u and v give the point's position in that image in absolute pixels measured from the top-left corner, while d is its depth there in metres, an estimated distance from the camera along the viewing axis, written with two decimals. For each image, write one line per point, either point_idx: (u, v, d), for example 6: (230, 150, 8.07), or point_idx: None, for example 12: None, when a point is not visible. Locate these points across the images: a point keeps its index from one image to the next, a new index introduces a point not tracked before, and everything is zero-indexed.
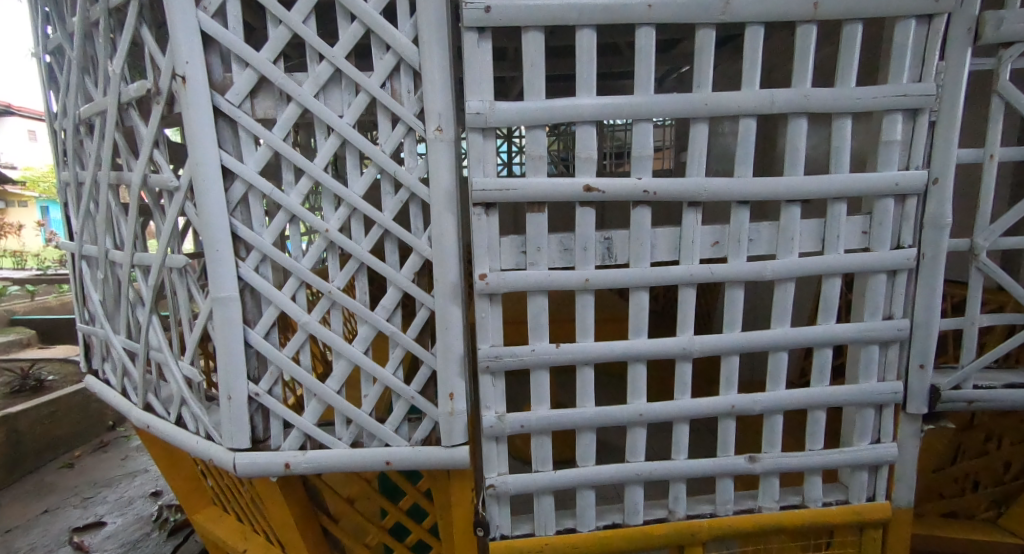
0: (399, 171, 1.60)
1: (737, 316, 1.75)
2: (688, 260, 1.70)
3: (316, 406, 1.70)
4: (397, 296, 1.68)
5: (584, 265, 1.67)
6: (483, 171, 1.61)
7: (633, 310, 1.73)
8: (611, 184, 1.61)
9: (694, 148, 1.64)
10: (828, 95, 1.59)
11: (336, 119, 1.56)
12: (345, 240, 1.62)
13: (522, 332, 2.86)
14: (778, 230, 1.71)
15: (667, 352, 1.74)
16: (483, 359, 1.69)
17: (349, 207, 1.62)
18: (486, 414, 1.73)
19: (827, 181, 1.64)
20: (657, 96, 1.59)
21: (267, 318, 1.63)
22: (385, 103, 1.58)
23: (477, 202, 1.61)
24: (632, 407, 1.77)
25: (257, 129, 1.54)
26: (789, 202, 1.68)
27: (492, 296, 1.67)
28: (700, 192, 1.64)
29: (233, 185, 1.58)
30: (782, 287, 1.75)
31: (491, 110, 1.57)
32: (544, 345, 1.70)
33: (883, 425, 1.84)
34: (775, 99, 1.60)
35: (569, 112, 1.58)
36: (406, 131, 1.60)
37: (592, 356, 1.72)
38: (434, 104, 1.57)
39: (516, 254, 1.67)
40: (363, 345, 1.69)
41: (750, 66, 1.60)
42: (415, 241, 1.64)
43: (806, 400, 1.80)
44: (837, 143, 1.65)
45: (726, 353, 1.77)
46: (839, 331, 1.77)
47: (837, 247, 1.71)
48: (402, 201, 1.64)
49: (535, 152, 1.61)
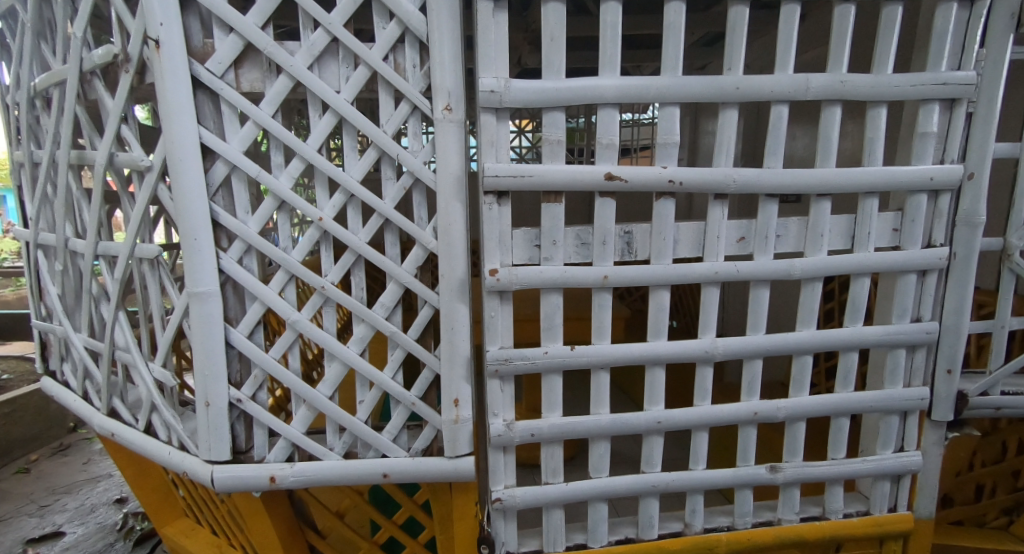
0: (403, 155, 1.45)
1: (762, 317, 1.65)
2: (712, 257, 1.58)
3: (306, 414, 1.53)
4: (397, 293, 1.53)
5: (603, 261, 1.54)
6: (495, 156, 1.47)
7: (652, 309, 1.61)
8: (635, 173, 1.48)
9: (723, 135, 1.51)
10: (865, 82, 1.49)
11: (332, 95, 1.38)
12: (341, 230, 1.45)
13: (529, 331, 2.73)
14: (807, 226, 1.61)
15: (689, 355, 1.62)
16: (492, 362, 1.55)
17: (346, 193, 1.46)
18: (494, 422, 1.59)
19: (861, 175, 1.55)
20: (685, 78, 1.46)
21: (251, 315, 1.45)
22: (388, 78, 1.41)
23: (489, 190, 1.47)
24: (649, 414, 1.65)
25: (242, 103, 1.35)
26: (819, 196, 1.58)
27: (503, 293, 1.53)
28: (728, 183, 1.52)
29: (213, 166, 1.39)
30: (809, 287, 1.64)
31: (506, 88, 1.42)
32: (557, 347, 1.57)
33: (907, 433, 1.75)
34: (809, 85, 1.48)
35: (591, 92, 1.44)
36: (410, 110, 1.44)
37: (609, 359, 1.59)
38: (444, 81, 1.41)
39: (529, 248, 1.54)
40: (359, 346, 1.53)
41: (784, 50, 1.49)
42: (418, 232, 1.49)
43: (831, 407, 1.70)
44: (871, 134, 1.56)
45: (750, 357, 1.66)
46: (866, 334, 1.67)
47: (867, 245, 1.61)
48: (405, 187, 1.48)
49: (552, 137, 1.47)
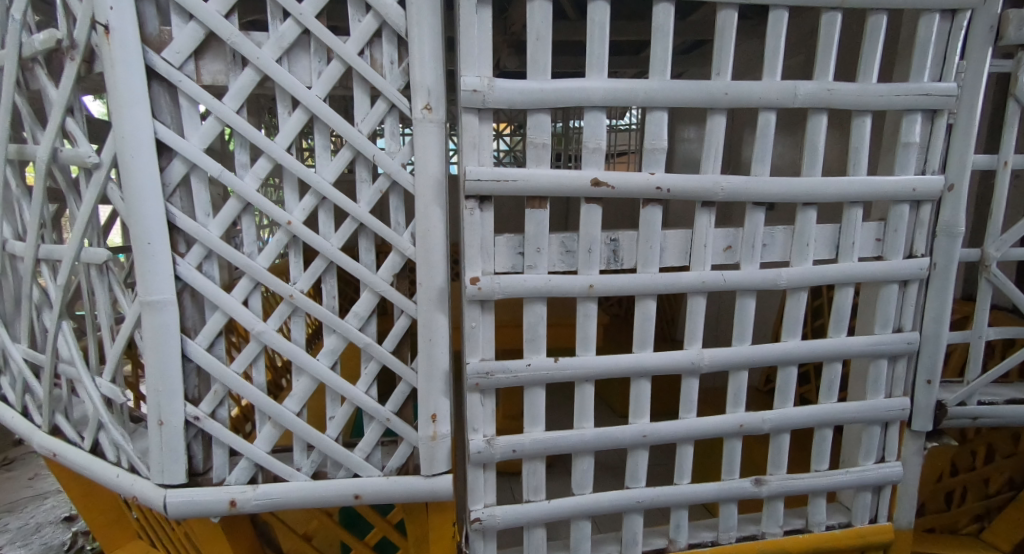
0: (380, 156, 1.36)
1: (748, 328, 1.62)
2: (699, 265, 1.55)
3: (271, 431, 1.42)
4: (372, 302, 1.44)
5: (588, 270, 1.49)
6: (477, 159, 1.40)
7: (638, 319, 1.57)
8: (622, 179, 1.43)
9: (711, 141, 1.47)
10: (851, 90, 1.47)
11: (304, 91, 1.29)
12: (311, 235, 1.36)
13: (511, 336, 2.68)
14: (793, 235, 1.58)
15: (675, 367, 1.58)
16: (472, 376, 1.48)
17: (317, 195, 1.36)
18: (474, 437, 1.52)
19: (847, 185, 1.53)
20: (674, 82, 1.42)
21: (212, 326, 1.34)
22: (364, 75, 1.32)
23: (471, 194, 1.40)
24: (635, 428, 1.60)
25: (203, 97, 1.24)
26: (805, 205, 1.56)
27: (484, 302, 1.46)
28: (717, 191, 1.48)
29: (170, 164, 1.27)
30: (794, 297, 1.62)
31: (489, 87, 1.35)
32: (540, 359, 1.51)
33: (888, 443, 1.74)
34: (798, 92, 1.45)
35: (577, 95, 1.38)
36: (387, 109, 1.36)
37: (593, 371, 1.54)
38: (424, 79, 1.34)
39: (512, 256, 1.47)
40: (330, 359, 1.43)
41: (772, 55, 1.46)
42: (395, 238, 1.41)
43: (816, 418, 1.68)
44: (855, 143, 1.54)
45: (735, 368, 1.63)
46: (849, 344, 1.66)
47: (851, 255, 1.60)
48: (381, 190, 1.40)
49: (537, 139, 1.41)
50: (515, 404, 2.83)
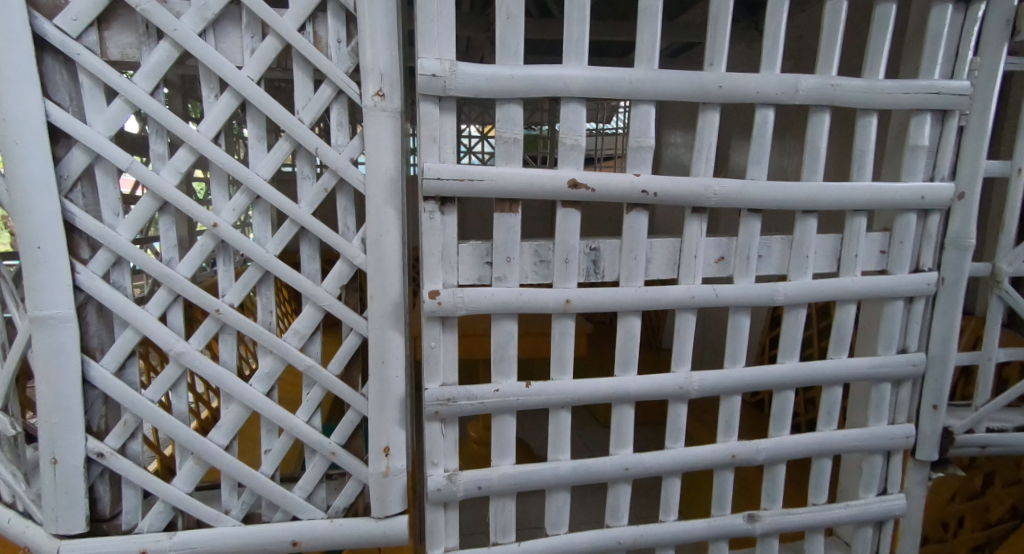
0: (324, 149, 1.18)
1: (742, 348, 1.46)
2: (689, 279, 1.38)
3: (193, 469, 1.21)
4: (316, 318, 1.25)
5: (565, 283, 1.31)
6: (438, 155, 1.22)
7: (621, 338, 1.40)
8: (602, 180, 1.26)
9: (703, 139, 1.31)
10: (858, 86, 1.32)
11: (232, 71, 1.10)
12: (242, 240, 1.17)
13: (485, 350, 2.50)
14: (791, 245, 1.43)
15: (661, 391, 1.41)
16: (431, 403, 1.29)
17: (249, 194, 1.18)
18: (433, 473, 1.33)
19: (851, 191, 1.38)
20: (663, 72, 1.26)
21: (121, 346, 1.14)
22: (305, 54, 1.15)
23: (430, 195, 1.22)
24: (616, 460, 1.42)
25: (107, 74, 1.05)
26: (806, 213, 1.40)
27: (446, 319, 1.28)
28: (709, 195, 1.32)
29: (67, 154, 1.08)
30: (792, 313, 1.47)
31: (451, 72, 1.18)
32: (510, 384, 1.33)
33: (891, 474, 1.60)
34: (799, 86, 1.29)
35: (553, 83, 1.21)
36: (333, 96, 1.19)
37: (569, 397, 1.36)
38: (376, 61, 1.16)
39: (478, 266, 1.29)
40: (265, 385, 1.23)
41: (771, 44, 1.30)
42: (343, 244, 1.23)
43: (813, 448, 1.52)
44: (859, 145, 1.39)
45: (728, 392, 1.47)
46: (851, 366, 1.51)
47: (854, 269, 1.46)
48: (326, 189, 1.22)
49: (507, 134, 1.23)
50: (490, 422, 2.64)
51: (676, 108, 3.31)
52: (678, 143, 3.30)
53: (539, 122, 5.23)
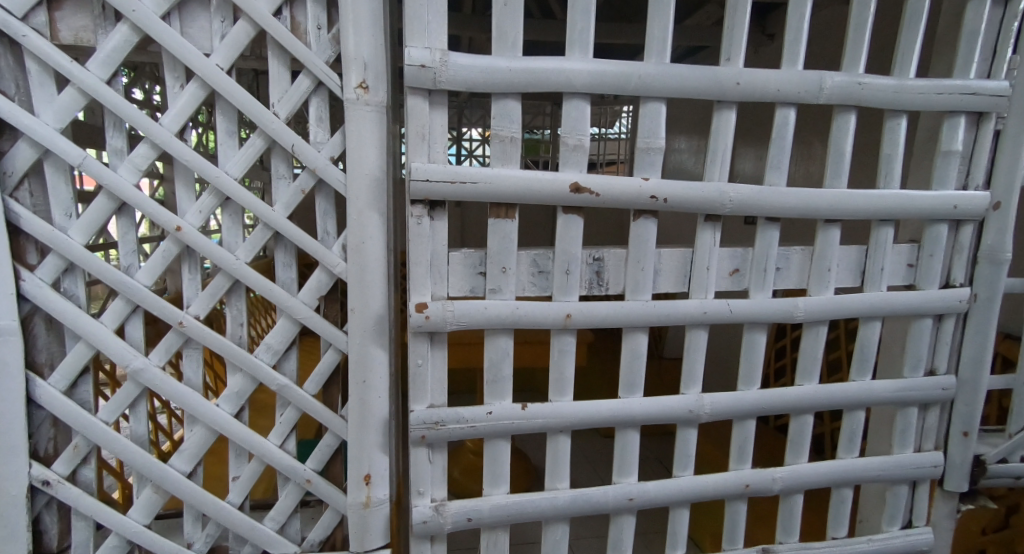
0: (302, 146, 1.08)
1: (757, 369, 1.34)
2: (700, 293, 1.27)
3: (152, 499, 1.10)
4: (291, 332, 1.14)
5: (565, 296, 1.20)
6: (427, 154, 1.11)
7: (626, 356, 1.28)
8: (607, 184, 1.15)
9: (718, 141, 1.20)
10: (888, 84, 1.21)
11: (198, 58, 1.00)
12: (209, 245, 1.06)
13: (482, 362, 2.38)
14: (811, 257, 1.31)
15: (669, 415, 1.30)
16: (417, 427, 1.18)
17: (218, 194, 1.07)
18: (419, 503, 1.21)
19: (878, 199, 1.27)
20: (676, 67, 1.14)
21: (71, 361, 1.03)
22: (281, 41, 1.05)
23: (418, 198, 1.11)
24: (619, 489, 1.31)
25: (57, 58, 0.95)
26: (828, 222, 1.29)
27: (434, 335, 1.16)
28: (724, 202, 1.21)
29: (13, 147, 0.98)
30: (811, 331, 1.35)
31: (442, 63, 1.07)
32: (504, 406, 1.21)
33: (917, 506, 1.47)
34: (824, 84, 1.18)
35: (555, 77, 1.10)
36: (312, 88, 1.09)
37: (569, 420, 1.25)
38: (358, 50, 1.07)
39: (470, 277, 1.18)
40: (234, 405, 1.12)
41: (794, 38, 1.19)
42: (321, 251, 1.12)
43: (833, 478, 1.40)
44: (887, 149, 1.28)
45: (741, 416, 1.35)
46: (875, 390, 1.39)
47: (880, 284, 1.34)
48: (303, 190, 1.11)
49: (504, 132, 1.12)
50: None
51: (682, 112, 3.21)
52: (684, 149, 3.20)
53: (541, 126, 5.14)
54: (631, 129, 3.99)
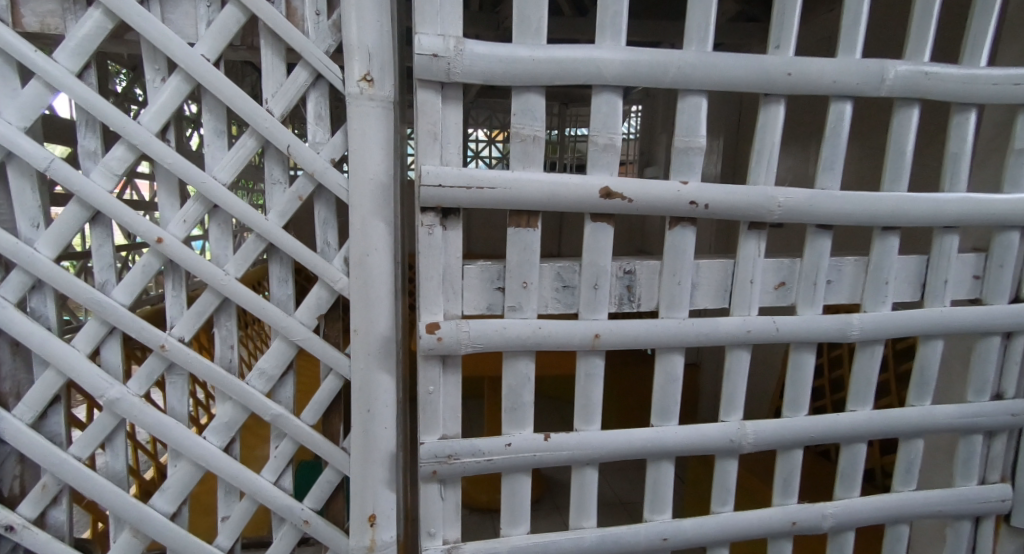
0: (299, 147, 0.96)
1: (805, 393, 1.21)
2: (743, 309, 1.13)
3: (130, 544, 0.98)
4: (287, 355, 1.02)
5: (593, 314, 1.08)
6: (439, 155, 0.99)
7: (659, 380, 1.15)
8: (640, 188, 1.02)
9: (765, 140, 1.07)
10: (957, 74, 1.07)
11: (180, 48, 0.89)
12: (194, 258, 0.95)
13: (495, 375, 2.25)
14: (866, 269, 1.17)
15: (707, 446, 1.16)
16: (428, 461, 1.05)
17: (204, 201, 0.96)
18: (430, 545, 1.09)
19: (945, 204, 1.13)
20: (718, 55, 1.01)
21: (40, 390, 0.92)
22: (275, 28, 0.94)
23: (429, 205, 0.98)
24: (652, 528, 1.17)
25: (20, 48, 0.85)
26: (886, 229, 1.15)
27: (446, 358, 1.04)
28: (772, 208, 1.07)
29: None
30: (866, 351, 1.21)
31: (457, 53, 0.95)
32: (524, 437, 1.09)
33: (981, 544, 1.33)
34: (886, 75, 1.05)
35: (583, 68, 0.98)
36: (309, 82, 0.98)
37: (597, 451, 1.12)
38: (361, 38, 0.96)
39: (487, 293, 1.05)
40: (222, 438, 1.00)
41: (851, 22, 1.05)
42: (321, 265, 1.00)
43: (888, 513, 1.26)
44: (952, 147, 1.14)
45: (787, 446, 1.21)
46: (937, 416, 1.24)
47: (942, 298, 1.20)
48: (300, 196, 1.00)
49: (525, 130, 1.00)
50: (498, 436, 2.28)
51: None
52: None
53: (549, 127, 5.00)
54: (641, 128, 3.83)
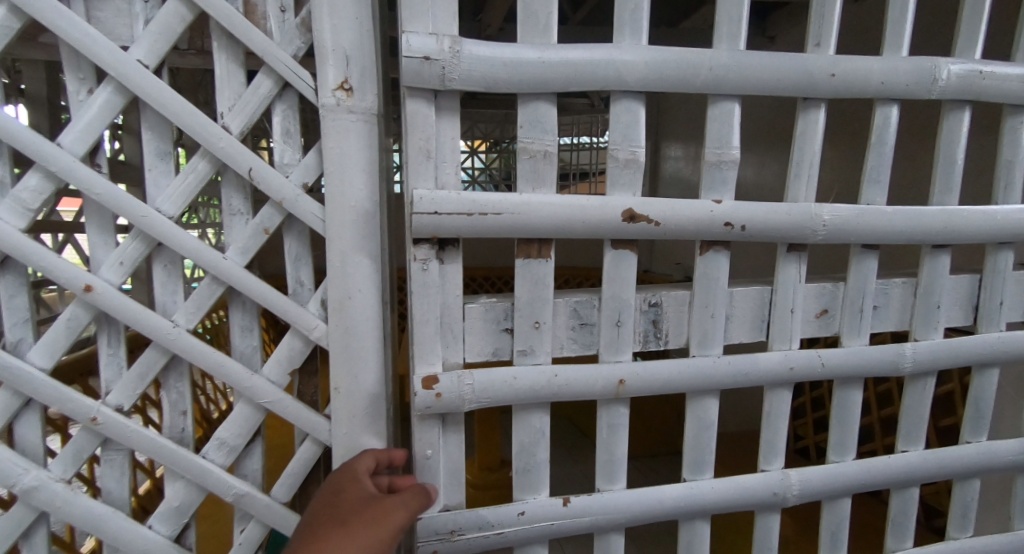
0: (263, 170, 0.80)
1: (852, 434, 1.06)
2: (783, 342, 0.99)
3: None
4: (252, 419, 0.87)
5: (615, 356, 0.92)
6: (434, 177, 0.84)
7: (691, 429, 1.00)
8: (668, 209, 0.88)
9: (803, 150, 0.94)
10: (1011, 72, 0.96)
11: (106, 51, 0.76)
12: (133, 311, 0.81)
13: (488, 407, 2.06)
14: (916, 292, 1.04)
15: (748, 501, 1.01)
16: (426, 539, 0.89)
17: (144, 238, 0.82)
18: None
19: (1003, 217, 1.00)
20: (753, 54, 0.88)
21: None
22: (232, 29, 0.79)
23: (422, 237, 0.83)
24: None
25: None
26: (937, 247, 1.02)
27: (446, 416, 0.88)
28: (815, 228, 0.93)
29: None
30: (917, 384, 1.08)
31: (453, 56, 0.79)
32: (540, 504, 0.93)
33: None
34: (937, 74, 0.92)
35: (599, 71, 0.83)
36: (274, 92, 0.82)
37: (622, 515, 0.96)
38: (337, 39, 0.80)
39: (492, 337, 0.89)
40: (171, 523, 0.88)
41: (896, 17, 0.93)
42: (294, 311, 0.84)
43: None
44: (1005, 154, 1.02)
45: (834, 496, 1.06)
46: (996, 454, 1.11)
47: (998, 322, 1.07)
48: (265, 229, 0.84)
49: (534, 145, 0.85)
50: (492, 457, 2.01)
51: (677, 116, 2.89)
52: (679, 157, 2.87)
53: None
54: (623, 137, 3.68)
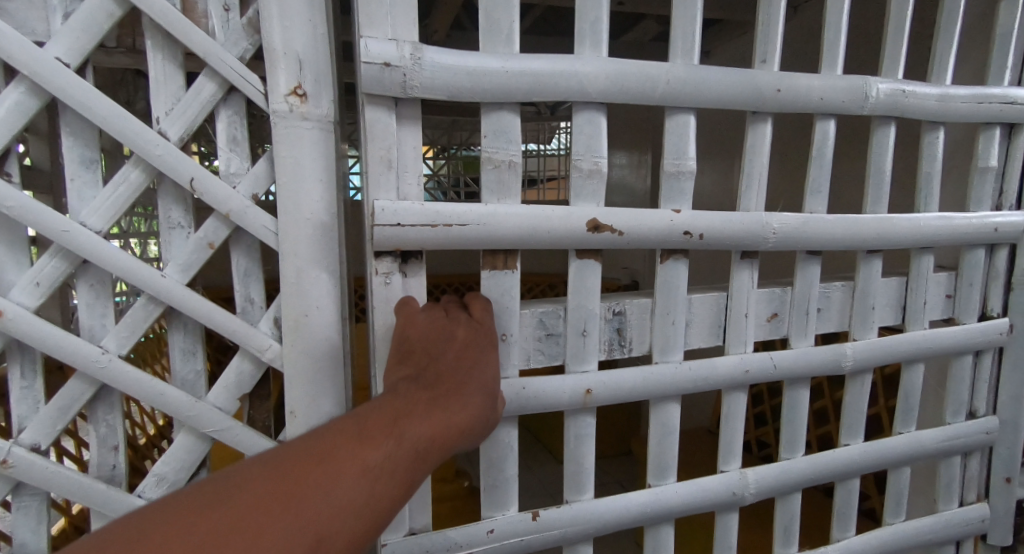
0: (208, 180, 0.74)
1: (801, 430, 1.11)
2: (738, 346, 1.02)
3: None
4: (196, 452, 0.80)
5: (581, 366, 0.92)
6: (395, 188, 0.80)
7: (655, 434, 1.01)
8: (631, 218, 0.88)
9: (753, 161, 0.98)
10: (931, 91, 1.04)
11: (14, 43, 0.68)
12: (53, 337, 0.72)
13: None
14: (854, 294, 1.11)
15: (710, 502, 1.03)
16: None
17: (65, 256, 0.73)
18: None
19: (926, 225, 1.08)
20: (708, 68, 0.90)
21: None
22: (169, 25, 0.72)
23: (384, 250, 0.79)
24: None
25: None
26: (871, 252, 1.08)
27: None
28: (766, 236, 0.97)
29: None
30: (856, 380, 1.15)
31: (411, 61, 0.76)
32: (508, 520, 0.91)
33: None
34: (869, 91, 0.99)
35: (561, 82, 0.83)
36: (218, 96, 0.76)
37: (590, 526, 0.95)
38: (287, 42, 0.75)
39: None
40: None
41: (832, 38, 0.99)
42: (244, 332, 0.78)
43: (883, 548, 1.20)
44: (925, 165, 1.11)
45: (787, 491, 1.11)
46: (923, 442, 1.20)
47: (922, 320, 1.16)
48: (209, 244, 0.77)
49: (497, 155, 0.84)
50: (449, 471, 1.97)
51: (620, 126, 2.95)
52: (623, 164, 2.94)
53: None
54: (569, 145, 3.73)
